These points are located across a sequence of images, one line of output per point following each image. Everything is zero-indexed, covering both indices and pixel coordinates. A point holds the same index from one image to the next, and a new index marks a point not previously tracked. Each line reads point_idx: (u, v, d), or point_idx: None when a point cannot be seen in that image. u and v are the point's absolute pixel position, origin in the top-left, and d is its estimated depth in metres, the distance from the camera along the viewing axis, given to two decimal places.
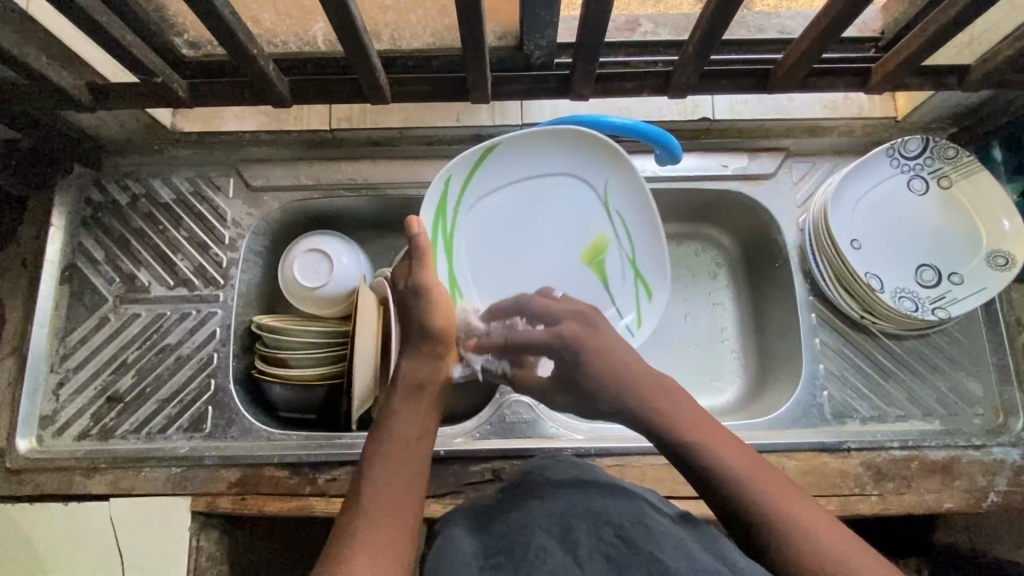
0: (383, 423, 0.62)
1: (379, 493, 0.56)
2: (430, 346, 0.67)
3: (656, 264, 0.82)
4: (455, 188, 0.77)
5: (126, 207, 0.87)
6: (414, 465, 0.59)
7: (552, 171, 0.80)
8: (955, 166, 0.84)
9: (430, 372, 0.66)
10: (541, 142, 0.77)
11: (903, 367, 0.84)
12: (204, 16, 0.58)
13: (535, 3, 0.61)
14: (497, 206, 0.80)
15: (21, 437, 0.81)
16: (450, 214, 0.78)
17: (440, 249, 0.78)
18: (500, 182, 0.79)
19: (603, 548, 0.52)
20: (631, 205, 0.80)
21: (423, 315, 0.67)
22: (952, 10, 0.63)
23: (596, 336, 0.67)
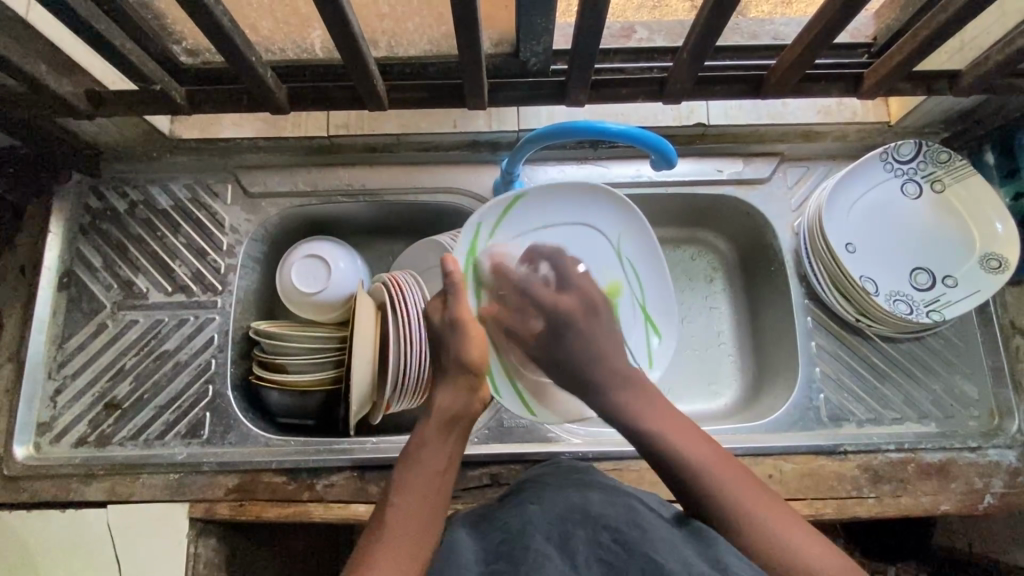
0: (412, 451, 0.64)
1: (406, 516, 0.58)
2: (466, 382, 0.67)
3: (668, 308, 0.83)
4: (485, 236, 0.76)
5: (124, 214, 0.88)
6: (439, 491, 0.61)
7: (573, 221, 0.81)
8: (948, 170, 0.84)
9: (465, 407, 0.67)
10: (557, 190, 0.79)
11: (898, 370, 0.85)
12: (202, 25, 0.58)
13: (531, 11, 0.62)
14: (522, 252, 0.79)
15: (18, 443, 0.81)
16: (483, 258, 0.76)
17: (470, 285, 0.75)
18: (523, 234, 0.79)
19: (602, 555, 0.52)
20: (645, 253, 0.81)
21: (457, 349, 0.68)
22: (941, 17, 0.63)
23: (591, 330, 0.75)
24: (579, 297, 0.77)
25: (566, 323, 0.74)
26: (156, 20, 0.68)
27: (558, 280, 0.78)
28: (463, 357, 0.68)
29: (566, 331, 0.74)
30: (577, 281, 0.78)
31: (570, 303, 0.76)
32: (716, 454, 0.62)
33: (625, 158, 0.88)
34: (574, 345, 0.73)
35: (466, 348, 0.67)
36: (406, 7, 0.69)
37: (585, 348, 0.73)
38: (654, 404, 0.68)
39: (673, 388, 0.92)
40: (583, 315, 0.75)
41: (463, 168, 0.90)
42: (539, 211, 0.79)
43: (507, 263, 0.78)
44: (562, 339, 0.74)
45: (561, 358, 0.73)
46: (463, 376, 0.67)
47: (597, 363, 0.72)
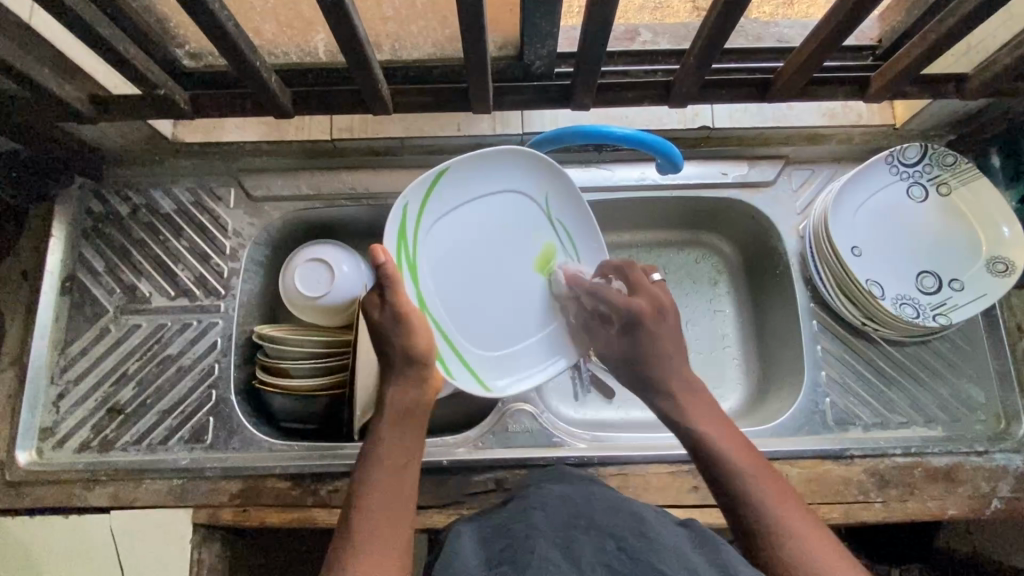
0: (371, 450, 0.63)
1: (373, 518, 0.57)
2: (417, 373, 0.66)
3: (599, 262, 0.83)
4: (412, 216, 0.71)
5: (127, 218, 0.87)
6: (403, 486, 0.60)
7: (493, 188, 0.77)
8: (954, 173, 0.84)
9: (418, 400, 0.66)
10: (485, 158, 0.75)
11: (904, 373, 0.84)
12: (207, 29, 0.58)
13: (537, 14, 0.61)
14: (450, 225, 0.75)
15: (21, 449, 0.80)
16: (411, 241, 0.71)
17: (406, 273, 0.71)
18: (449, 206, 0.75)
19: (606, 558, 0.52)
20: (571, 212, 0.82)
21: (402, 343, 0.66)
22: (949, 20, 0.63)
23: (659, 328, 0.75)
24: (651, 303, 0.76)
25: (636, 324, 0.75)
26: (160, 24, 0.67)
27: (632, 285, 0.78)
28: (409, 350, 0.66)
29: (640, 330, 0.75)
30: (644, 286, 0.77)
31: (646, 306, 0.75)
32: (762, 466, 0.63)
33: (629, 161, 0.88)
34: (647, 343, 0.74)
35: (413, 339, 0.65)
36: (410, 10, 0.69)
37: (658, 354, 0.74)
38: (708, 410, 0.70)
39: None
40: (654, 317, 0.75)
41: None
42: (460, 185, 0.75)
43: (436, 241, 0.74)
44: (638, 337, 0.75)
45: (637, 354, 0.75)
46: (412, 370, 0.66)
47: (651, 363, 0.74)
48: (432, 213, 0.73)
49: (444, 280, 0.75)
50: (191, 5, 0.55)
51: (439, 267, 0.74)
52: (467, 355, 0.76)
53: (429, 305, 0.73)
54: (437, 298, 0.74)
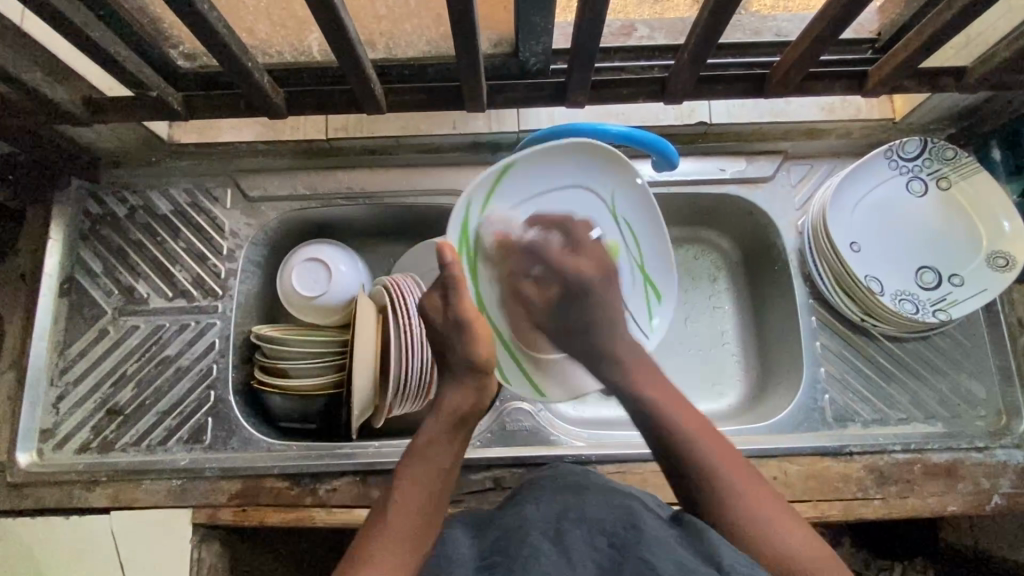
0: (420, 447, 0.63)
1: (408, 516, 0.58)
2: (476, 381, 0.66)
3: (665, 270, 0.82)
4: (476, 214, 0.70)
5: (124, 219, 0.87)
6: (444, 491, 0.61)
7: (559, 185, 0.75)
8: (954, 167, 0.83)
9: (475, 406, 0.65)
10: (552, 155, 0.71)
11: (904, 369, 0.84)
12: (199, 31, 0.58)
13: (529, 11, 0.61)
14: (518, 222, 0.73)
15: (22, 450, 0.81)
16: (473, 238, 0.71)
17: (467, 273, 0.72)
18: (516, 200, 0.73)
19: (596, 553, 0.52)
20: (637, 211, 0.78)
21: (467, 344, 0.65)
22: (948, 14, 0.62)
23: (607, 288, 0.74)
24: (596, 265, 0.74)
25: (586, 291, 0.73)
26: (153, 25, 0.67)
27: (574, 242, 0.75)
28: (472, 356, 0.65)
29: (586, 299, 0.73)
30: (592, 245, 0.75)
31: (588, 267, 0.74)
32: (716, 437, 0.63)
33: (626, 158, 0.87)
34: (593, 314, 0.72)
35: (474, 347, 0.65)
36: (403, 8, 0.68)
37: (586, 325, 0.72)
38: (650, 374, 0.69)
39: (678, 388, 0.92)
40: (602, 278, 0.74)
41: (463, 169, 0.89)
42: (532, 174, 0.72)
43: (505, 239, 0.73)
44: (585, 302, 0.73)
45: (575, 321, 0.73)
46: (470, 375, 0.66)
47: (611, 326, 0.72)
48: (500, 204, 0.72)
49: (507, 277, 0.74)
50: (181, 8, 0.55)
51: (503, 265, 0.74)
52: (522, 357, 0.79)
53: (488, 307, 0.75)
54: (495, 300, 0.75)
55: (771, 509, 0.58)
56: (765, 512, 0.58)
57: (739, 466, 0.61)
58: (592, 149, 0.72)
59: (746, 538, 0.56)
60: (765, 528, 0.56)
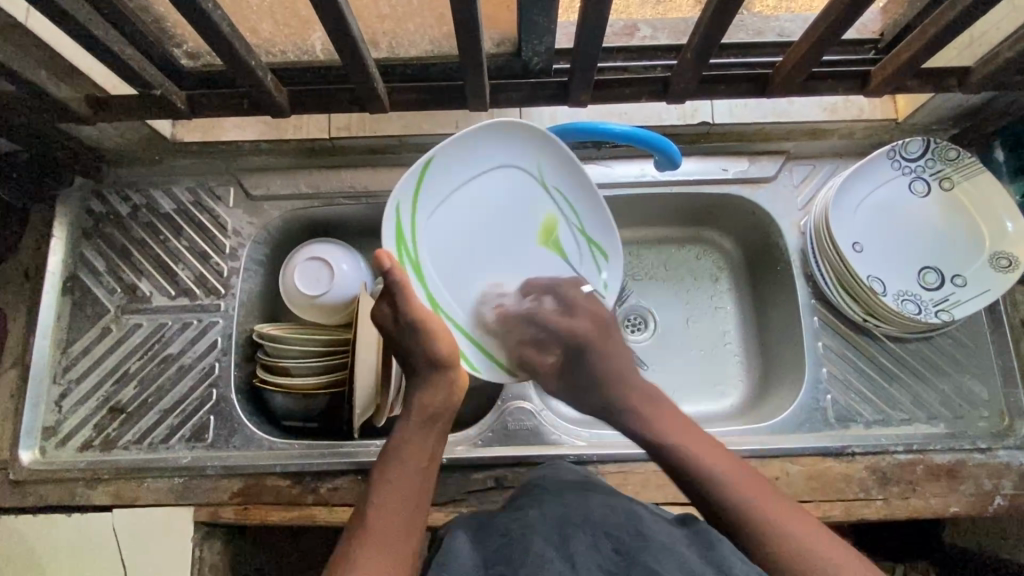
0: (394, 449, 0.64)
1: (389, 519, 0.59)
2: (444, 377, 0.66)
3: (606, 229, 0.80)
4: (407, 214, 0.72)
5: (127, 217, 0.88)
6: (423, 490, 0.63)
7: (484, 168, 0.76)
8: (957, 168, 0.83)
9: (445, 402, 0.66)
10: (471, 140, 0.74)
11: (906, 369, 0.84)
12: (203, 30, 0.58)
13: (533, 11, 0.61)
14: (449, 213, 0.75)
15: (24, 448, 0.81)
16: (411, 239, 0.73)
17: (411, 273, 0.73)
18: (439, 196, 0.74)
19: (602, 559, 0.53)
20: (569, 181, 0.79)
21: (426, 346, 0.65)
22: (952, 13, 0.62)
23: (605, 340, 0.74)
24: (593, 323, 0.75)
25: (580, 349, 0.74)
26: (157, 24, 0.67)
27: (569, 305, 0.76)
28: (434, 355, 0.65)
29: (584, 355, 0.74)
30: (586, 300, 0.76)
31: (583, 326, 0.74)
32: (730, 459, 0.64)
33: (628, 158, 0.88)
34: (594, 364, 0.73)
35: (432, 346, 0.65)
36: (406, 7, 0.68)
37: (590, 380, 0.73)
38: (656, 407, 0.70)
39: (679, 388, 0.92)
40: (598, 333, 0.74)
41: None
42: (459, 162, 0.74)
43: (441, 239, 0.75)
44: (580, 362, 0.74)
45: (585, 383, 0.73)
46: (437, 373, 0.66)
47: (616, 383, 0.72)
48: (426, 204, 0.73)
49: (450, 267, 0.76)
50: (185, 6, 0.55)
51: (447, 259, 0.76)
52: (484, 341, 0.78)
53: (441, 303, 0.76)
54: (448, 294, 0.76)
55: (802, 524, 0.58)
56: (795, 526, 0.58)
57: (760, 487, 0.61)
58: (509, 128, 0.74)
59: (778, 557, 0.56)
60: (793, 541, 0.57)
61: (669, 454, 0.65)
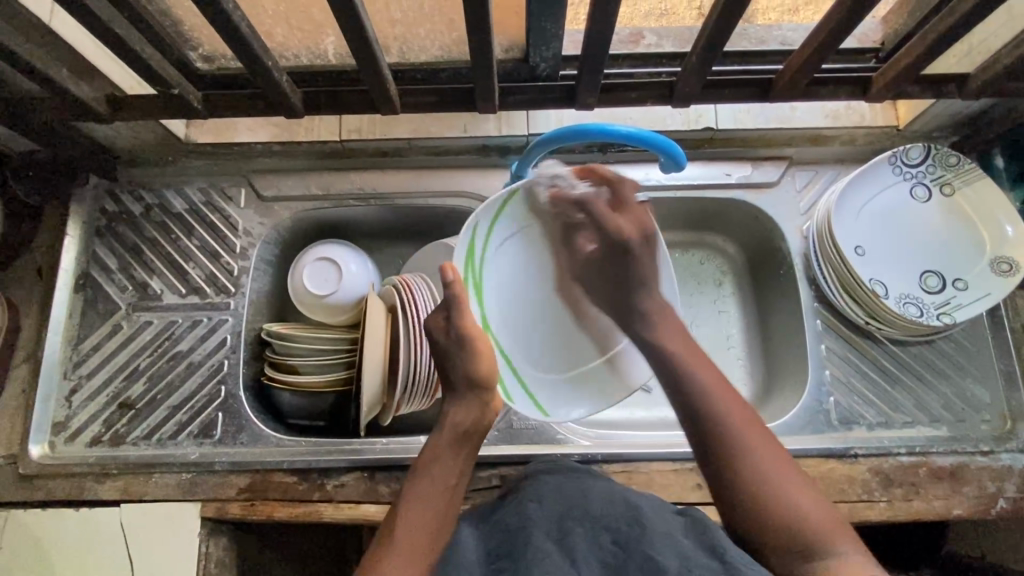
0: (424, 465, 0.63)
1: (413, 529, 0.58)
2: (477, 398, 0.66)
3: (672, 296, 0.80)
4: (482, 237, 0.76)
5: (139, 217, 0.89)
6: (450, 505, 0.61)
7: (558, 212, 0.77)
8: (957, 174, 0.85)
9: (478, 423, 0.66)
10: (553, 186, 0.75)
11: (908, 373, 0.85)
12: (223, 31, 0.60)
13: (542, 17, 0.62)
14: (511, 252, 0.79)
15: (34, 443, 0.81)
16: (480, 260, 0.77)
17: (471, 290, 0.77)
18: (509, 232, 0.79)
19: (601, 553, 0.54)
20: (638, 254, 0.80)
21: (465, 365, 0.66)
22: (949, 21, 0.64)
23: (647, 248, 0.72)
24: (636, 227, 0.72)
25: (624, 251, 0.72)
26: (176, 27, 0.69)
27: (619, 200, 0.73)
28: (471, 374, 0.66)
29: (628, 258, 0.72)
30: (635, 203, 0.73)
31: (629, 228, 0.72)
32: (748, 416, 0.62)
33: (633, 163, 0.89)
34: (632, 271, 0.72)
35: (474, 365, 0.66)
36: (417, 12, 0.70)
37: (637, 279, 0.72)
38: (692, 350, 0.67)
39: None
40: (643, 245, 0.72)
41: (473, 171, 0.91)
42: (535, 196, 0.77)
43: (506, 264, 0.80)
44: (624, 261, 0.72)
45: (625, 275, 0.72)
46: (473, 393, 0.66)
47: (644, 289, 0.72)
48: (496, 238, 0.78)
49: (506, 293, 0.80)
50: (206, 7, 0.57)
51: (506, 286, 0.80)
52: (525, 376, 0.80)
53: (492, 324, 0.79)
54: (500, 318, 0.80)
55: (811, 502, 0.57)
56: (815, 506, 0.56)
57: (774, 454, 0.59)
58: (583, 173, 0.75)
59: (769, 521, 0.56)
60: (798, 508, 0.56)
61: (682, 386, 0.64)
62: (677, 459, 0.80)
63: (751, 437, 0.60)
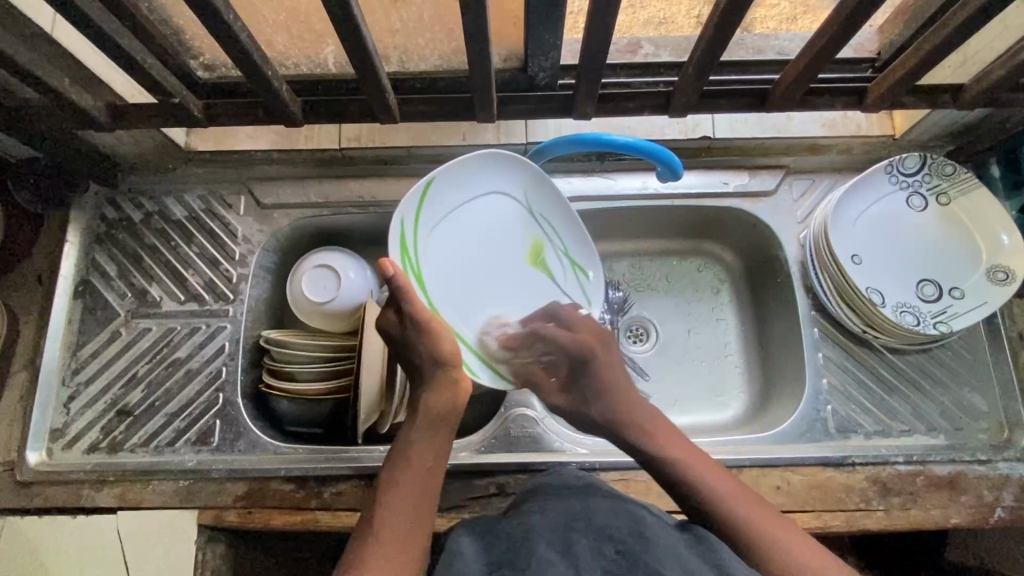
0: (400, 453, 0.64)
1: (393, 515, 0.60)
2: (445, 378, 0.66)
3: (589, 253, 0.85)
4: (411, 229, 0.70)
5: (139, 224, 0.89)
6: (430, 490, 0.63)
7: (472, 195, 0.77)
8: (954, 183, 0.85)
9: (449, 405, 0.66)
10: (467, 167, 0.75)
11: (906, 382, 0.85)
12: (224, 41, 0.60)
13: (540, 27, 0.63)
14: (444, 237, 0.74)
15: (32, 450, 0.81)
16: (415, 251, 0.70)
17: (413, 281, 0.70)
18: (436, 219, 0.74)
19: (604, 562, 0.54)
20: (555, 209, 0.82)
21: (426, 347, 0.65)
22: (944, 32, 0.64)
23: (607, 352, 0.77)
24: (595, 335, 0.78)
25: (584, 360, 0.76)
26: (177, 36, 0.70)
27: (569, 323, 0.78)
28: (433, 353, 0.66)
29: (583, 369, 0.76)
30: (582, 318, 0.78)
31: (590, 338, 0.77)
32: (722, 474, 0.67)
33: (631, 171, 0.90)
34: (608, 383, 0.75)
35: (437, 346, 0.65)
36: (417, 22, 0.70)
37: (598, 390, 0.75)
38: (666, 433, 0.72)
39: (680, 399, 0.93)
40: (600, 346, 0.77)
41: None
42: (450, 184, 0.74)
43: (438, 252, 0.74)
44: (580, 381, 0.76)
45: (588, 393, 0.76)
46: (442, 373, 0.66)
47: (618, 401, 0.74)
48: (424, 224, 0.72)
49: (446, 280, 0.74)
50: (208, 17, 0.57)
51: (443, 274, 0.74)
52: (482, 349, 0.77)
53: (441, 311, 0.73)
54: (446, 305, 0.74)
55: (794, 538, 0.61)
56: (793, 541, 0.61)
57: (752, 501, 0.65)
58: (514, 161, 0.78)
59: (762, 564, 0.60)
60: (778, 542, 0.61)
61: (661, 465, 0.69)
62: None
63: (725, 488, 0.65)
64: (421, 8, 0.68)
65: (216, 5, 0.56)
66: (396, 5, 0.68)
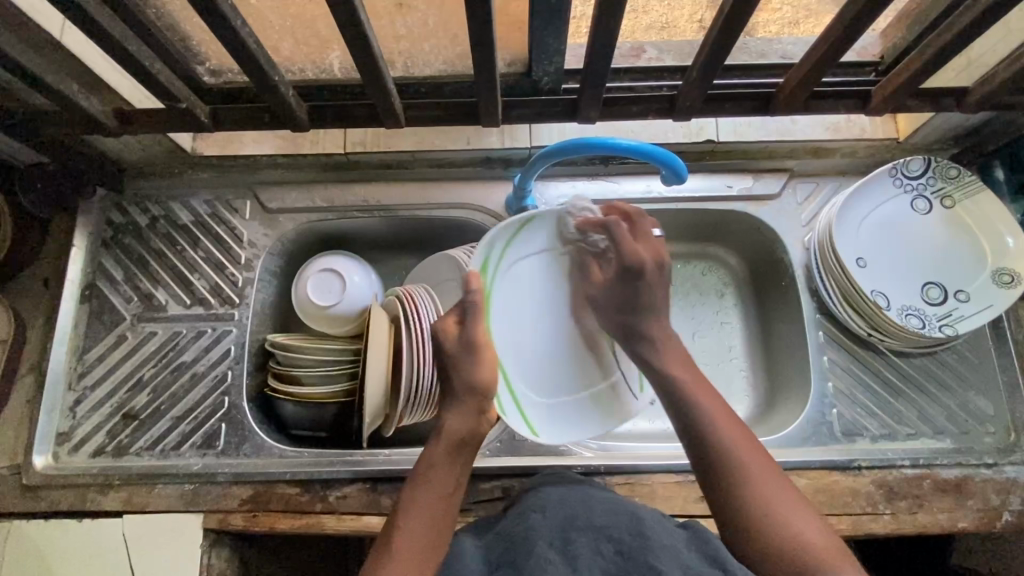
0: (422, 471, 0.64)
1: (413, 528, 0.59)
2: (475, 405, 0.67)
3: None
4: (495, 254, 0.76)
5: (145, 228, 0.90)
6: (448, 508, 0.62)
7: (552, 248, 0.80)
8: (958, 186, 0.85)
9: (473, 430, 0.66)
10: (552, 217, 0.78)
11: (911, 385, 0.85)
12: (230, 47, 0.61)
13: (545, 31, 0.63)
14: (524, 273, 0.79)
15: (38, 453, 0.82)
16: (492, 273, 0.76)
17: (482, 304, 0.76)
18: (530, 250, 0.78)
19: (603, 562, 0.54)
20: None
21: (467, 371, 0.67)
22: (947, 36, 0.65)
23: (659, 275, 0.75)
24: (653, 253, 0.75)
25: (635, 272, 0.74)
26: (184, 42, 0.70)
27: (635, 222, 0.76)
28: (472, 379, 0.67)
29: (637, 279, 0.74)
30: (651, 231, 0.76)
31: (647, 254, 0.74)
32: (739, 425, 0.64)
33: (635, 175, 0.90)
34: (643, 293, 0.74)
35: (476, 371, 0.67)
36: (422, 28, 0.71)
37: (642, 304, 0.74)
38: (688, 367, 0.71)
39: None
40: (656, 269, 0.74)
41: (476, 184, 0.92)
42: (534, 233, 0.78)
43: (512, 288, 0.78)
44: (635, 285, 0.74)
45: (626, 300, 0.75)
46: (470, 399, 0.67)
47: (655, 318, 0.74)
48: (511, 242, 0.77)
49: (507, 318, 0.78)
50: (215, 23, 0.58)
51: (509, 308, 0.78)
52: (521, 394, 0.78)
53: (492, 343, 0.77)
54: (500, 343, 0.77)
55: (790, 501, 0.59)
56: (798, 516, 0.57)
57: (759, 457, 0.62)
58: None
59: (747, 511, 0.58)
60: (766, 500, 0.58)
61: (678, 396, 0.67)
62: (680, 471, 0.80)
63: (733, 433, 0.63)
64: (426, 14, 0.68)
65: (224, 11, 0.56)
66: (400, 11, 0.68)
